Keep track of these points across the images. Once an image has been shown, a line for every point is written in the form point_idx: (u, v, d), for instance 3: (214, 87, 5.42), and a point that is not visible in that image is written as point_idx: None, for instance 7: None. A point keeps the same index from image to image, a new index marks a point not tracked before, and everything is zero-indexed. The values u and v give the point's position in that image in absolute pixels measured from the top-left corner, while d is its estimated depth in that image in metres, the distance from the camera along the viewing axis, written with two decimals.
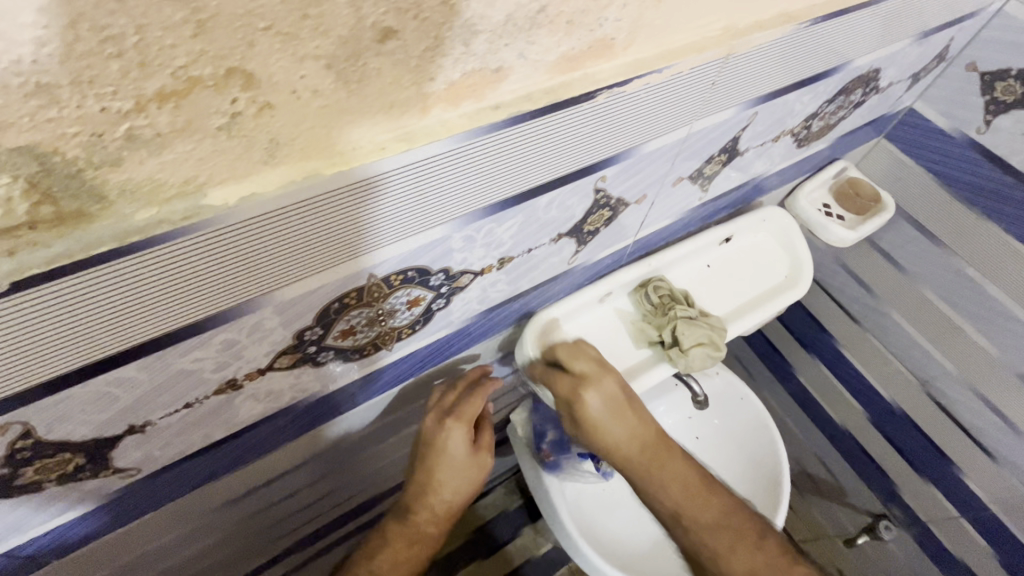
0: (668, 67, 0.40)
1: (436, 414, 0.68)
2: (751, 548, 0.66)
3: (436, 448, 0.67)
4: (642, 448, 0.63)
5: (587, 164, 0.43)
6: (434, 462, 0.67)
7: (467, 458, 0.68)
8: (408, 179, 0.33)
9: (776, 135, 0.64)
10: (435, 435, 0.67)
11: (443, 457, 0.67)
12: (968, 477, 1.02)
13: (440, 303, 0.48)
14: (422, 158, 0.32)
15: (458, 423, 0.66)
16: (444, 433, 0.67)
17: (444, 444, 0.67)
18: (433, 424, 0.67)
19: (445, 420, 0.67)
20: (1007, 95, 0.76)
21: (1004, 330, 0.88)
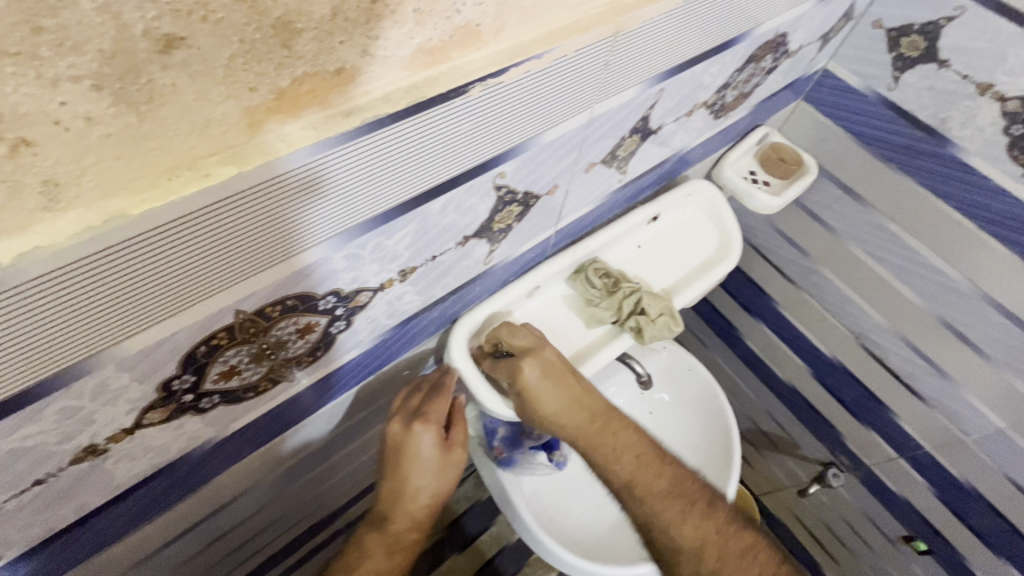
0: (551, 52, 0.36)
1: (402, 419, 0.61)
2: (729, 551, 0.59)
3: (406, 454, 0.61)
4: (665, 493, 0.62)
5: (477, 163, 0.40)
6: (404, 469, 0.62)
7: (438, 460, 0.62)
8: (310, 180, 0.30)
9: (691, 109, 0.62)
10: (403, 442, 0.61)
11: (415, 463, 0.61)
12: (903, 420, 1.07)
13: (341, 326, 0.44)
14: (326, 152, 0.30)
15: (425, 428, 0.60)
16: (411, 437, 0.60)
17: (414, 449, 0.61)
18: (399, 431, 0.61)
19: (412, 425, 0.60)
20: (911, 50, 0.77)
21: (923, 279, 0.92)
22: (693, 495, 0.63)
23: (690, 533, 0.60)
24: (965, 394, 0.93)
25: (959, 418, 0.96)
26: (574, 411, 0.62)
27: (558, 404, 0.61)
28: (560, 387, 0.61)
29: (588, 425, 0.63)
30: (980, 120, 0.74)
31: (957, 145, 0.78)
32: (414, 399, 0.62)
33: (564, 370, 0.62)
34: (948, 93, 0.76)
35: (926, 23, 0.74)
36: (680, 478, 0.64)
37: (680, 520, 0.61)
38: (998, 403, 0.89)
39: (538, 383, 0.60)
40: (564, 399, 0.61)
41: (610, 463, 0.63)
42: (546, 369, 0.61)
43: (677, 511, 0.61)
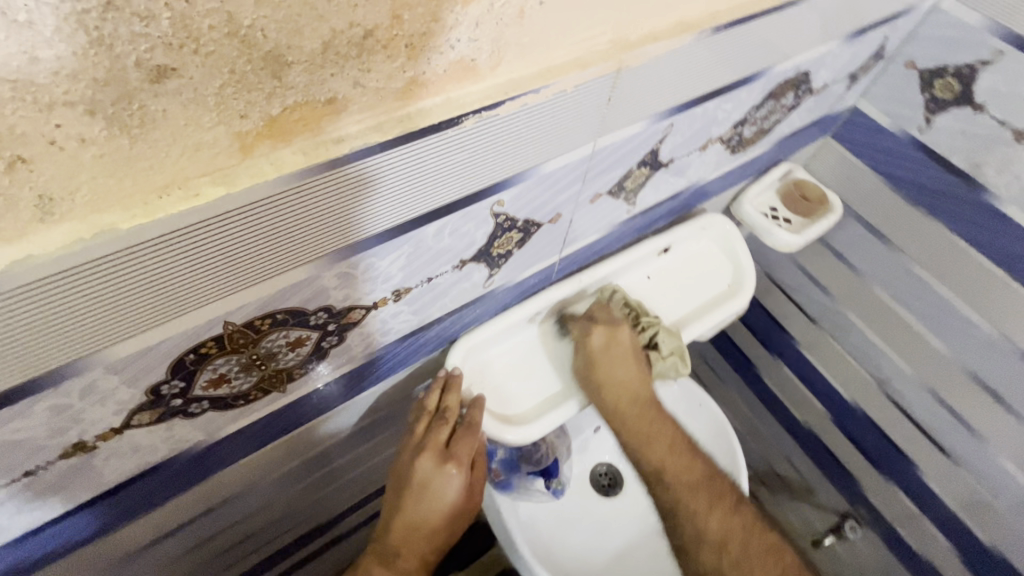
0: (550, 86, 0.37)
1: (434, 454, 0.58)
2: (755, 548, 0.62)
3: (432, 492, 0.58)
4: (695, 487, 0.65)
5: (474, 191, 0.41)
6: (425, 507, 0.59)
7: (461, 498, 0.60)
8: (301, 201, 0.31)
9: (704, 144, 0.61)
10: (434, 481, 0.58)
11: (440, 503, 0.59)
12: (926, 475, 1.01)
13: (333, 340, 0.45)
14: (316, 178, 0.31)
15: (459, 467, 0.58)
16: (444, 476, 0.58)
17: (442, 488, 0.58)
18: (430, 467, 0.58)
19: (445, 463, 0.58)
20: (945, 93, 0.75)
21: (952, 329, 0.88)
22: (723, 492, 0.66)
23: (716, 525, 0.63)
24: (995, 454, 0.88)
25: (988, 480, 0.90)
26: (619, 390, 0.64)
27: (620, 376, 0.64)
28: (624, 365, 0.65)
29: (634, 408, 0.64)
30: (1017, 168, 0.71)
31: (990, 192, 0.75)
32: (445, 433, 0.59)
33: (634, 353, 0.65)
34: (983, 138, 0.73)
35: (961, 66, 0.72)
36: (710, 476, 0.66)
37: (705, 511, 0.64)
38: None
39: (603, 350, 0.64)
40: (627, 372, 0.64)
41: (645, 447, 0.65)
42: (612, 342, 0.65)
43: (703, 503, 0.64)
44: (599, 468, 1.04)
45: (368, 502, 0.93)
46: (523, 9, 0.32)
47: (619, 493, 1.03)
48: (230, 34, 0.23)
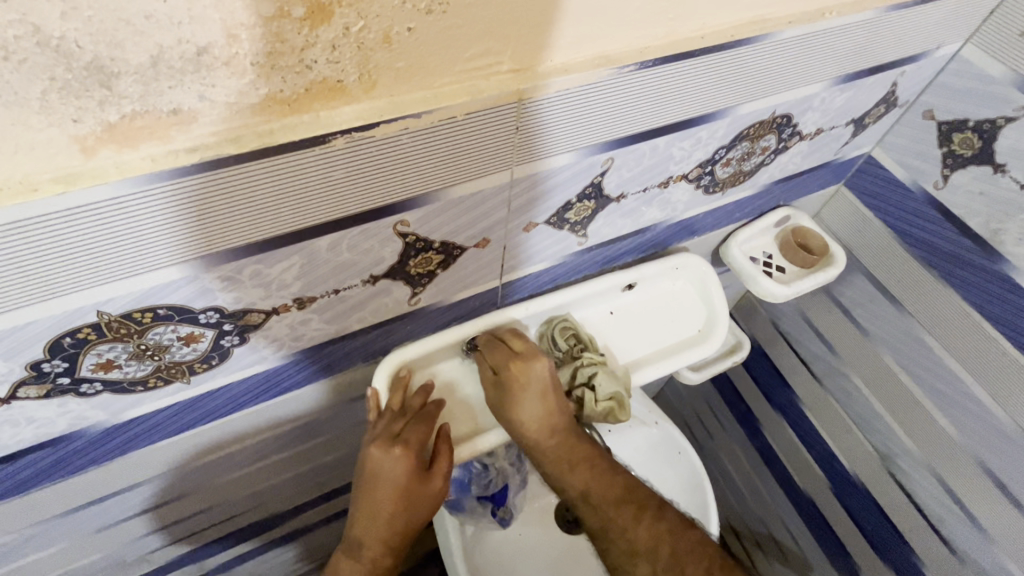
0: (437, 112, 0.37)
1: (382, 440, 0.56)
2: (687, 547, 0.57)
3: (382, 479, 0.56)
4: (619, 501, 0.60)
5: (367, 209, 0.41)
6: (379, 493, 0.57)
7: (416, 489, 0.57)
8: (158, 203, 0.32)
9: (662, 181, 0.58)
10: (381, 465, 0.56)
11: (391, 487, 0.56)
12: (927, 568, 0.91)
13: (235, 340, 0.46)
14: (168, 183, 0.32)
15: (407, 451, 0.55)
16: (393, 462, 0.56)
17: (392, 474, 0.56)
18: (378, 453, 0.56)
19: (391, 449, 0.56)
20: (964, 149, 0.68)
21: (963, 409, 0.78)
22: (646, 500, 0.61)
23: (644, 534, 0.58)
24: (1005, 558, 0.78)
25: None
26: (533, 425, 0.60)
27: (533, 411, 0.59)
28: (539, 398, 0.60)
29: (549, 439, 0.60)
30: None
31: (1010, 263, 0.67)
32: (397, 422, 0.58)
33: (548, 388, 0.60)
34: (1004, 203, 0.66)
35: (981, 121, 0.65)
36: (635, 487, 0.62)
37: (632, 523, 0.59)
38: None
39: (531, 383, 0.59)
40: (537, 407, 0.60)
41: (565, 474, 0.61)
42: (537, 373, 0.60)
43: (627, 517, 0.59)
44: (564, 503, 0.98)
45: (321, 501, 0.94)
46: (388, 34, 0.31)
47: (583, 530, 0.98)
48: (41, 44, 0.24)
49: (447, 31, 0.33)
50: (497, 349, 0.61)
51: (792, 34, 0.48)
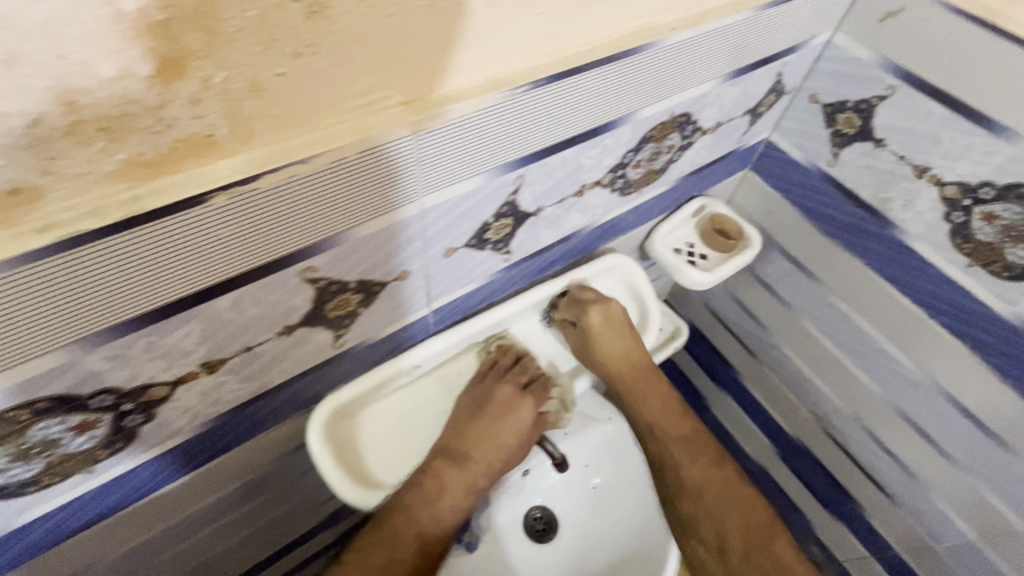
0: (325, 155, 0.35)
1: (515, 388, 0.67)
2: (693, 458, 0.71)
3: (511, 417, 0.67)
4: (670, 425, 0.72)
5: (265, 262, 0.38)
6: (503, 433, 0.66)
7: (528, 432, 0.69)
8: (13, 291, 0.29)
9: (577, 190, 0.59)
10: (511, 405, 0.66)
11: (507, 428, 0.67)
12: (870, 514, 0.98)
13: (138, 419, 0.42)
14: (22, 268, 0.28)
15: (532, 401, 0.69)
16: (520, 407, 0.67)
17: (520, 417, 0.67)
18: (512, 394, 0.67)
19: (523, 395, 0.68)
20: (847, 128, 0.73)
21: (878, 365, 0.84)
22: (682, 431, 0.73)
23: (696, 474, 0.70)
24: (932, 496, 0.85)
25: (928, 523, 0.88)
26: (621, 360, 0.72)
27: (618, 349, 0.71)
28: (618, 337, 0.71)
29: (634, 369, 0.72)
30: (919, 204, 0.69)
31: (899, 227, 0.73)
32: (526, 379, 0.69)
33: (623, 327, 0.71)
34: (887, 174, 0.71)
35: (860, 101, 0.70)
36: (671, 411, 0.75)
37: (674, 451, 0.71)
38: (967, 512, 0.81)
39: (602, 328, 0.70)
40: (628, 345, 0.72)
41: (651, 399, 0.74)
42: (622, 315, 0.72)
43: (686, 454, 0.71)
44: (533, 512, 0.99)
45: (277, 559, 0.88)
46: (256, 81, 0.29)
47: (552, 538, 0.99)
48: None
49: (323, 71, 0.31)
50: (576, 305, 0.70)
51: (676, 40, 0.49)
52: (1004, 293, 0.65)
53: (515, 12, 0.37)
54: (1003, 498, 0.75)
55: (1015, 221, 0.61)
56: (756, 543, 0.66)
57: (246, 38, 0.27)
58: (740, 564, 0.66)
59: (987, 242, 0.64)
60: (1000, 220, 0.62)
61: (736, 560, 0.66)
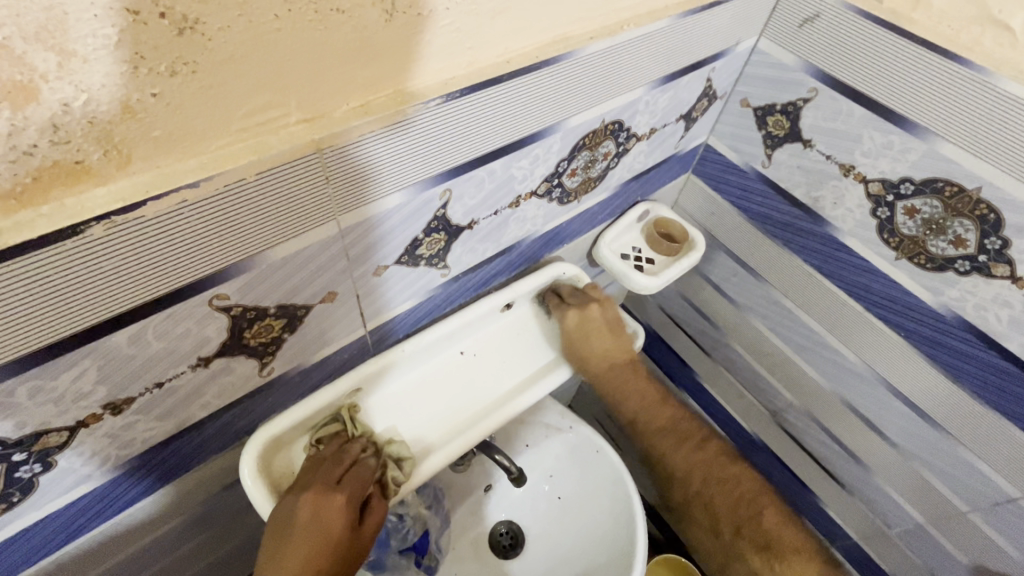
0: (220, 177, 0.33)
1: (318, 490, 0.51)
2: (691, 449, 0.78)
3: (320, 534, 0.49)
4: (659, 427, 0.78)
5: (163, 293, 0.36)
6: (313, 555, 0.47)
7: (353, 543, 0.51)
8: None
9: (513, 202, 0.59)
10: (314, 511, 0.50)
11: (321, 538, 0.49)
12: (826, 504, 1.00)
13: (35, 469, 0.39)
14: None
15: (347, 495, 0.52)
16: (329, 508, 0.50)
17: (332, 525, 0.49)
18: (314, 498, 0.51)
19: (331, 494, 0.51)
20: (777, 130, 0.75)
21: (822, 358, 0.87)
22: (690, 433, 0.79)
23: (682, 461, 0.78)
24: (881, 484, 0.87)
25: (880, 510, 0.90)
26: (602, 358, 0.75)
27: (598, 349, 0.74)
28: (597, 337, 0.74)
29: (619, 370, 0.76)
30: (848, 201, 0.72)
31: (831, 225, 0.75)
32: (336, 469, 0.55)
33: (608, 329, 0.75)
34: (817, 173, 0.73)
35: (786, 104, 0.72)
36: (655, 407, 0.78)
37: (673, 449, 0.78)
38: (914, 497, 0.83)
39: (597, 320, 0.74)
40: (608, 343, 0.75)
41: (621, 400, 0.77)
42: (608, 315, 0.75)
43: (672, 444, 0.78)
44: (499, 527, 0.96)
45: None
46: (127, 103, 0.27)
47: (519, 553, 0.95)
48: None
49: (206, 90, 0.30)
50: (560, 302, 0.74)
51: (596, 49, 0.50)
52: (929, 284, 0.68)
53: (420, 24, 0.36)
54: (945, 481, 0.78)
55: (933, 215, 0.63)
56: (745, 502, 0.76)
57: (107, 57, 0.25)
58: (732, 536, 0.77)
59: (911, 235, 0.67)
60: (921, 214, 0.64)
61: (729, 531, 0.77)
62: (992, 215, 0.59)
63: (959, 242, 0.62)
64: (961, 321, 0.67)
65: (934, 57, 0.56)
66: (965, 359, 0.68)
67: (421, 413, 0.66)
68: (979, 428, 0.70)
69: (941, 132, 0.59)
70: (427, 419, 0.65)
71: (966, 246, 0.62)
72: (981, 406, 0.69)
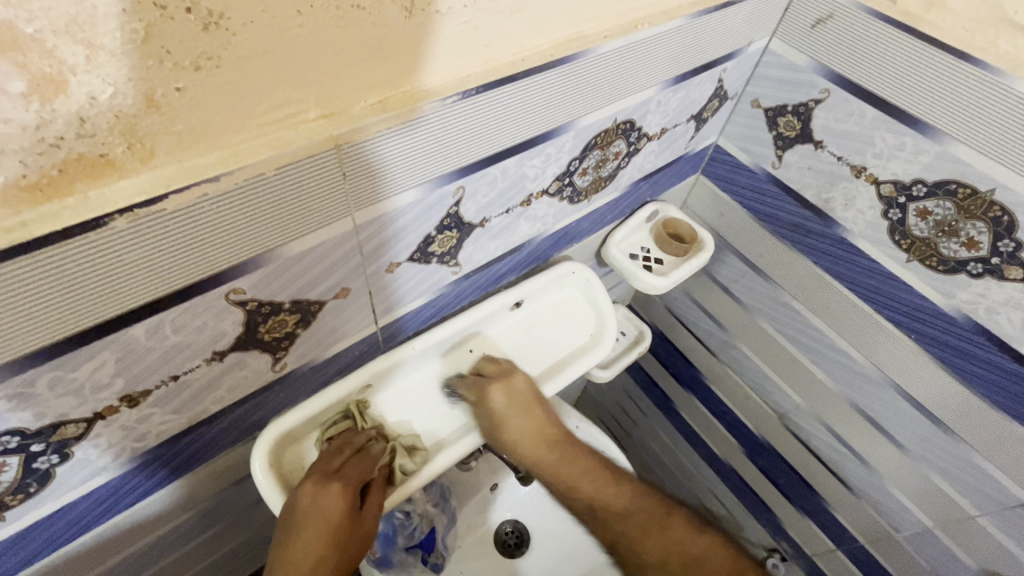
0: (239, 172, 0.33)
1: (316, 479, 0.53)
2: (654, 537, 0.59)
3: (318, 520, 0.51)
4: (623, 511, 0.62)
5: (181, 287, 0.36)
6: (311, 539, 0.50)
7: (352, 529, 0.52)
8: None
9: (524, 200, 0.59)
10: (310, 500, 0.51)
11: (319, 525, 0.51)
12: (833, 507, 1.00)
13: (53, 460, 0.40)
14: None
15: (344, 485, 0.53)
16: (326, 497, 0.52)
17: (329, 513, 0.51)
18: (312, 488, 0.52)
19: (328, 484, 0.53)
20: (788, 131, 0.75)
21: (831, 360, 0.86)
22: (648, 513, 0.61)
23: (624, 501, 0.62)
24: (890, 487, 0.87)
25: (887, 513, 0.90)
26: (532, 442, 0.65)
27: (528, 427, 0.65)
28: (524, 411, 0.65)
29: (541, 447, 0.65)
30: (859, 202, 0.71)
31: (842, 226, 0.75)
32: (336, 458, 0.56)
33: (533, 398, 0.66)
34: (828, 174, 0.73)
35: (798, 105, 0.72)
36: (597, 495, 0.63)
37: (641, 537, 0.59)
38: (923, 501, 0.83)
39: (505, 405, 0.64)
40: (538, 419, 0.66)
41: (573, 483, 0.64)
42: (512, 391, 0.64)
43: (644, 530, 0.60)
44: (505, 526, 0.96)
45: None
46: (152, 97, 0.28)
47: (525, 553, 0.95)
48: None
49: (229, 85, 0.30)
50: (476, 378, 0.66)
51: (610, 48, 0.50)
52: (941, 286, 0.68)
53: (438, 21, 0.36)
54: (955, 485, 0.77)
55: (945, 217, 0.63)
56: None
57: (134, 52, 0.26)
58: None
59: (922, 238, 0.66)
60: (933, 216, 0.64)
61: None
62: (1005, 217, 0.58)
63: (971, 245, 0.62)
64: (972, 323, 0.66)
65: (948, 58, 0.56)
66: (977, 362, 0.68)
67: (431, 409, 0.66)
68: (990, 432, 0.70)
69: (955, 133, 0.59)
70: (437, 415, 0.66)
71: (978, 249, 0.62)
72: (992, 410, 0.68)
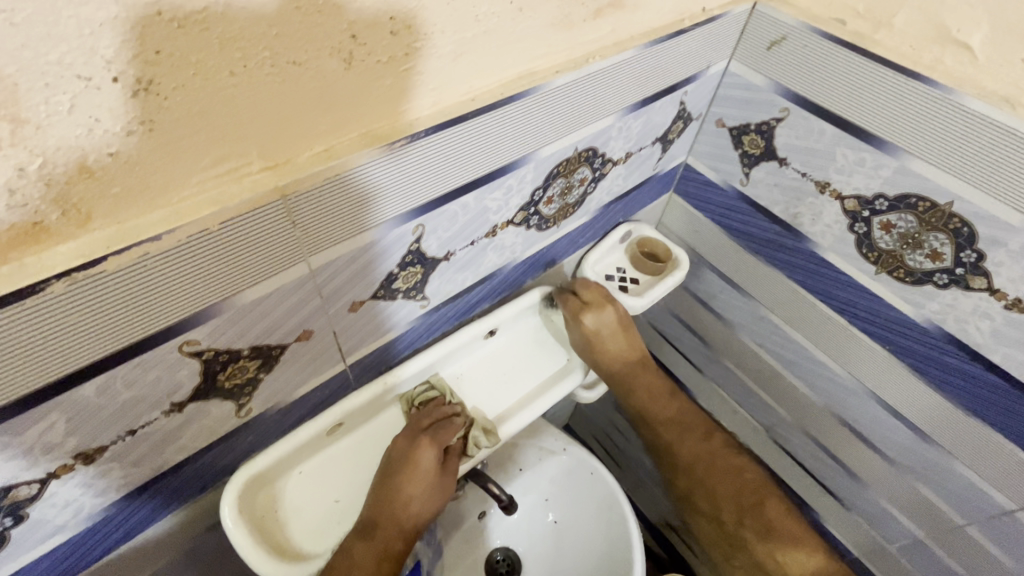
0: (183, 229, 0.33)
1: (410, 434, 0.61)
2: (694, 440, 0.78)
3: (413, 471, 0.59)
4: (671, 420, 0.79)
5: (132, 342, 0.36)
6: (410, 486, 0.59)
7: (439, 480, 0.61)
8: None
9: (488, 231, 0.59)
10: (404, 451, 0.60)
11: (413, 472, 0.59)
12: (825, 521, 0.99)
13: (6, 523, 0.39)
14: None
15: (433, 444, 0.60)
16: (417, 449, 0.60)
17: (420, 464, 0.59)
18: (406, 443, 0.61)
19: (419, 441, 0.60)
20: (754, 149, 0.76)
21: (811, 372, 0.86)
22: (695, 424, 0.79)
23: (687, 451, 0.78)
24: (878, 498, 0.87)
25: (878, 524, 0.89)
26: (615, 359, 0.76)
27: (613, 349, 0.75)
28: (613, 338, 0.75)
29: (627, 370, 0.77)
30: (826, 217, 0.72)
31: (811, 240, 0.76)
32: (425, 420, 0.63)
33: (621, 327, 0.76)
34: (794, 190, 0.74)
35: (760, 124, 0.73)
36: (683, 411, 0.80)
37: (679, 440, 0.78)
38: (911, 511, 0.82)
39: (597, 331, 0.74)
40: (621, 346, 0.76)
41: (630, 396, 0.79)
42: (606, 321, 0.74)
43: (678, 434, 0.78)
44: (495, 555, 0.97)
45: None
46: (84, 163, 0.28)
47: None
48: None
49: (164, 146, 0.30)
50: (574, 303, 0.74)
51: (563, 81, 0.50)
52: (910, 298, 0.68)
53: (380, 71, 0.37)
54: (940, 494, 0.77)
55: (909, 230, 0.64)
56: (747, 505, 0.74)
57: (62, 124, 0.26)
58: (735, 526, 0.76)
59: (889, 250, 0.67)
60: (897, 229, 0.65)
61: (731, 522, 0.76)
62: (965, 229, 0.59)
63: (935, 256, 0.63)
64: (944, 334, 0.66)
65: (899, 76, 0.57)
66: (952, 371, 0.68)
67: (478, 392, 0.71)
68: (971, 441, 0.69)
69: (910, 148, 0.60)
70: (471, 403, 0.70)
71: (942, 260, 0.62)
72: (970, 419, 0.68)
